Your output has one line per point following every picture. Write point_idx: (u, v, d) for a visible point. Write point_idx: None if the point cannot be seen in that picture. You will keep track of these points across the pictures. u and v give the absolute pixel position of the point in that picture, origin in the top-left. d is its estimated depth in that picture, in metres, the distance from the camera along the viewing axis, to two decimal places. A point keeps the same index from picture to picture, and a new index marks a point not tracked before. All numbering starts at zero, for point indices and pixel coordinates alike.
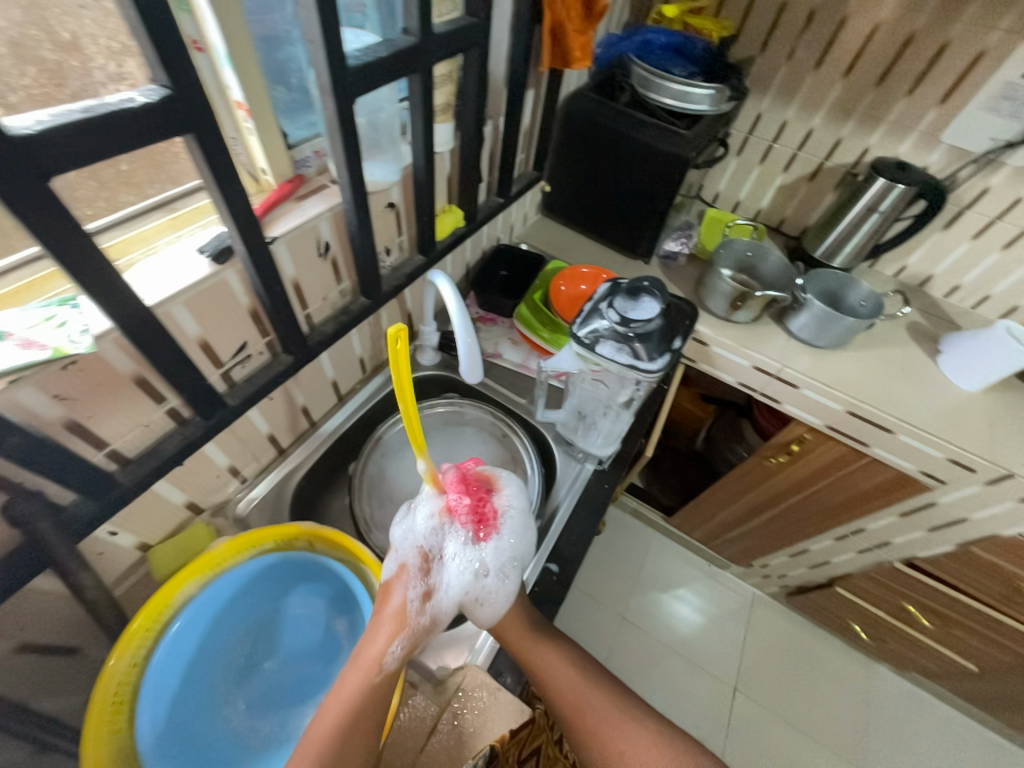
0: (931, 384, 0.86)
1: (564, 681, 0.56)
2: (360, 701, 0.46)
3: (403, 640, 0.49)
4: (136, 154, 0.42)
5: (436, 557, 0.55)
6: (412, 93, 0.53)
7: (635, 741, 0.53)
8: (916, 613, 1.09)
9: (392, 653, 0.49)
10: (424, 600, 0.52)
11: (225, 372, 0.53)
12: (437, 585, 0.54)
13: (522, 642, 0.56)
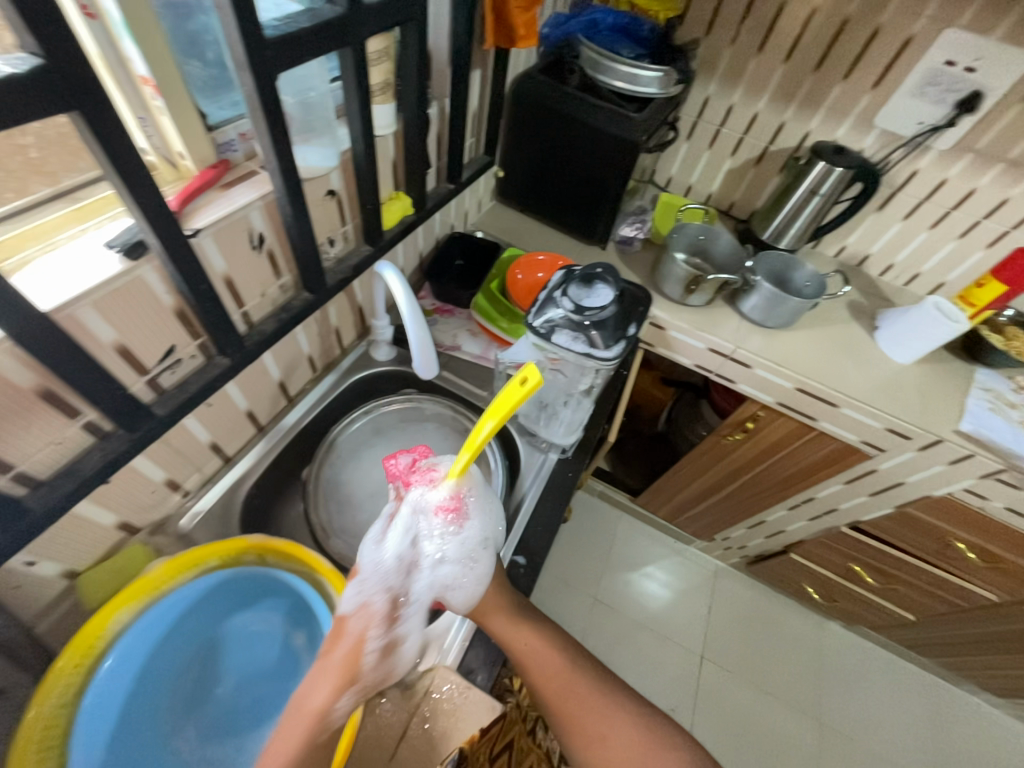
0: (870, 358, 0.91)
1: (549, 664, 0.55)
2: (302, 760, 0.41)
3: (353, 693, 0.45)
4: (44, 137, 0.37)
5: (402, 603, 0.50)
6: (345, 70, 0.49)
7: (618, 726, 0.53)
8: (861, 572, 1.17)
9: (341, 708, 0.44)
10: (385, 653, 0.48)
11: (151, 379, 0.48)
12: (401, 633, 0.49)
13: (508, 625, 0.55)
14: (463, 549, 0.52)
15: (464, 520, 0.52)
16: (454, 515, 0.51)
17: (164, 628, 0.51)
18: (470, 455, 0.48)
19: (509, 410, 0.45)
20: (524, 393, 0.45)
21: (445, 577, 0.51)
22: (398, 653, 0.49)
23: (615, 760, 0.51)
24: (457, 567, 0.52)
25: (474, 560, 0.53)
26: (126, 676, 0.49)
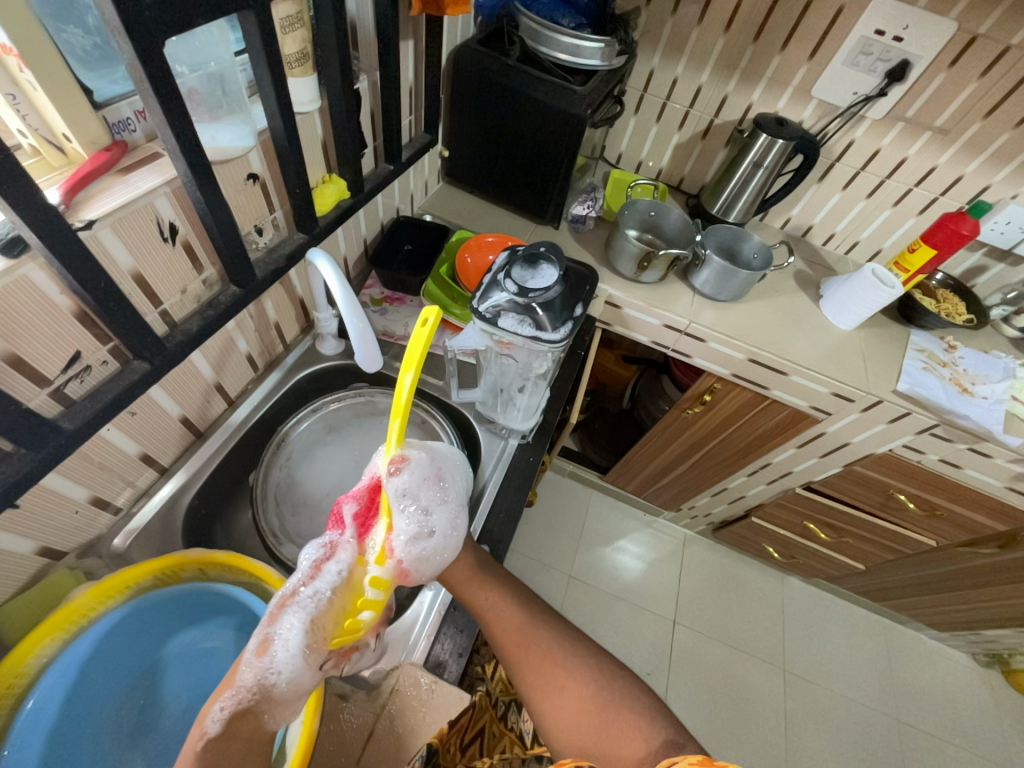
0: (816, 326, 0.94)
1: (508, 621, 0.55)
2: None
3: (227, 703, 0.38)
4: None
5: (297, 600, 0.42)
6: (250, 38, 0.44)
7: (576, 677, 0.51)
8: (816, 530, 1.24)
9: (216, 716, 0.37)
10: (261, 651, 0.39)
11: (56, 391, 0.44)
12: (282, 632, 0.40)
13: (467, 584, 0.56)
14: (447, 508, 0.53)
15: (442, 482, 0.55)
16: (431, 480, 0.54)
17: (97, 658, 0.47)
18: (400, 419, 0.47)
19: (423, 352, 0.45)
20: (429, 330, 0.45)
21: (440, 540, 0.51)
22: (274, 657, 0.39)
23: (571, 710, 0.49)
24: (445, 528, 0.52)
25: (459, 519, 0.54)
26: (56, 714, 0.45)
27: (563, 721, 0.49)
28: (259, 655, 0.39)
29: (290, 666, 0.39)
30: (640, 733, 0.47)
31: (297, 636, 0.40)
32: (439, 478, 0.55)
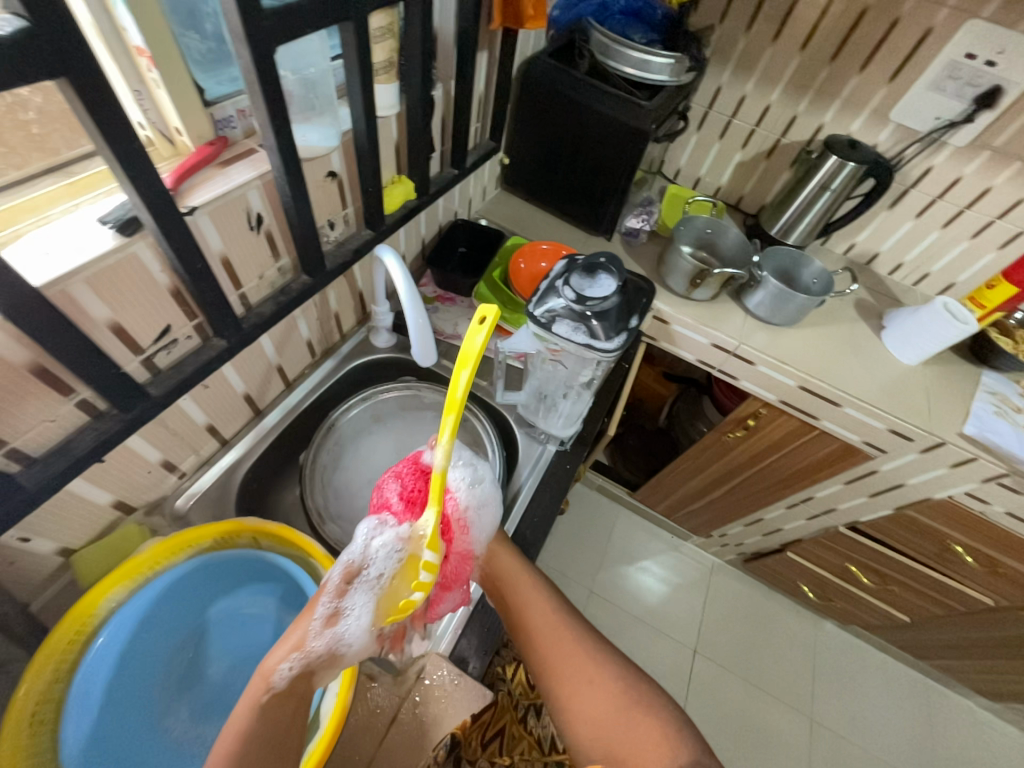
0: (876, 359, 0.90)
1: (540, 611, 0.56)
2: (256, 735, 0.37)
3: (294, 661, 0.40)
4: (45, 112, 0.37)
5: (361, 579, 0.44)
6: (346, 47, 0.47)
7: (604, 673, 0.52)
8: (857, 573, 1.17)
9: (283, 672, 0.40)
10: (329, 623, 0.42)
11: (146, 359, 0.48)
12: (350, 608, 0.43)
13: (502, 571, 0.57)
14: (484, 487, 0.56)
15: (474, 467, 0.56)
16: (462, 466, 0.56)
17: (157, 609, 0.51)
18: (455, 417, 0.44)
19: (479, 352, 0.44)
20: (486, 330, 0.44)
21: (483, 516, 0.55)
22: (343, 628, 0.42)
23: (599, 704, 0.50)
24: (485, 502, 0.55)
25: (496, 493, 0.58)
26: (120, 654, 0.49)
27: (591, 715, 0.50)
28: (329, 627, 0.42)
29: (358, 637, 0.43)
30: (664, 740, 0.46)
31: (364, 612, 0.43)
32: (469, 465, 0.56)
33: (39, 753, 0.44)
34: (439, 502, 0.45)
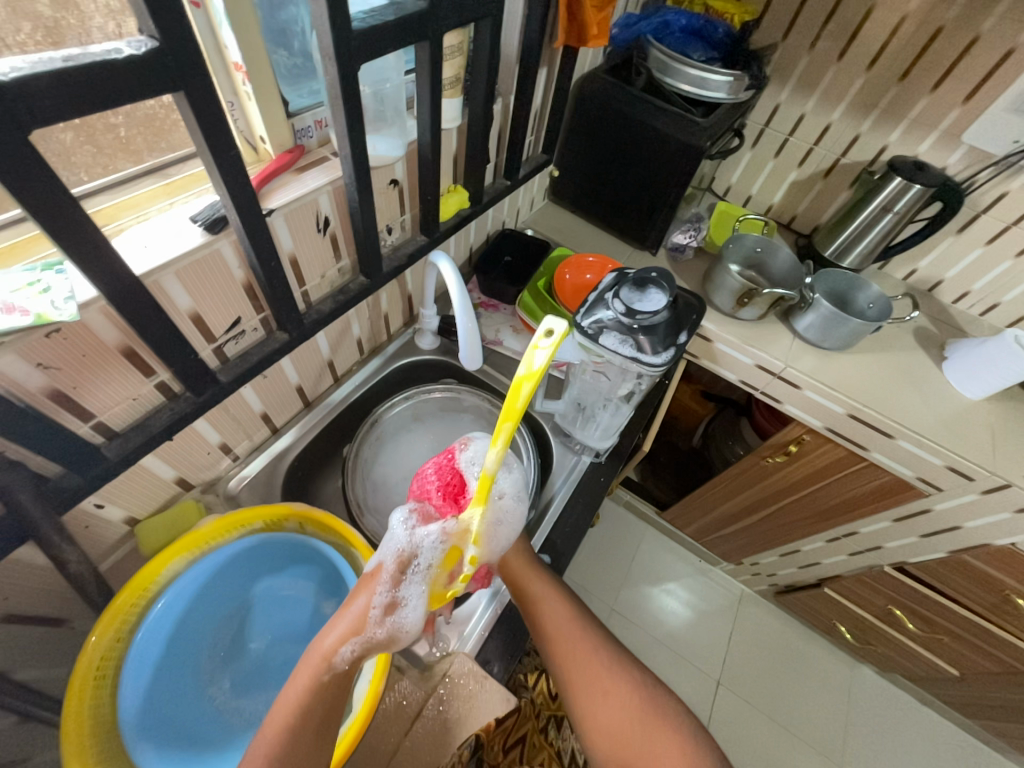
0: (935, 391, 0.85)
1: (555, 620, 0.55)
2: (313, 706, 0.41)
3: (355, 644, 0.42)
4: (132, 117, 0.41)
5: (414, 569, 0.46)
6: (420, 63, 0.50)
7: (618, 686, 0.51)
8: (902, 617, 1.10)
9: (345, 653, 0.42)
10: (389, 612, 0.44)
11: (218, 347, 0.52)
12: (405, 598, 0.45)
13: (518, 575, 0.57)
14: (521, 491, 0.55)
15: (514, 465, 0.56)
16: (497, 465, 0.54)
17: (210, 582, 0.55)
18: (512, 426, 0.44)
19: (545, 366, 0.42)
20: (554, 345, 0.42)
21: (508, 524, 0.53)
22: (401, 616, 0.44)
23: (613, 717, 0.50)
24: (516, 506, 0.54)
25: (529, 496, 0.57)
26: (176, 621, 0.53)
27: (603, 727, 0.50)
28: (388, 616, 0.43)
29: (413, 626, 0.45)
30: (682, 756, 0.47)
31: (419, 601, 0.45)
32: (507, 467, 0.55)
33: (103, 701, 0.48)
34: (484, 501, 0.47)
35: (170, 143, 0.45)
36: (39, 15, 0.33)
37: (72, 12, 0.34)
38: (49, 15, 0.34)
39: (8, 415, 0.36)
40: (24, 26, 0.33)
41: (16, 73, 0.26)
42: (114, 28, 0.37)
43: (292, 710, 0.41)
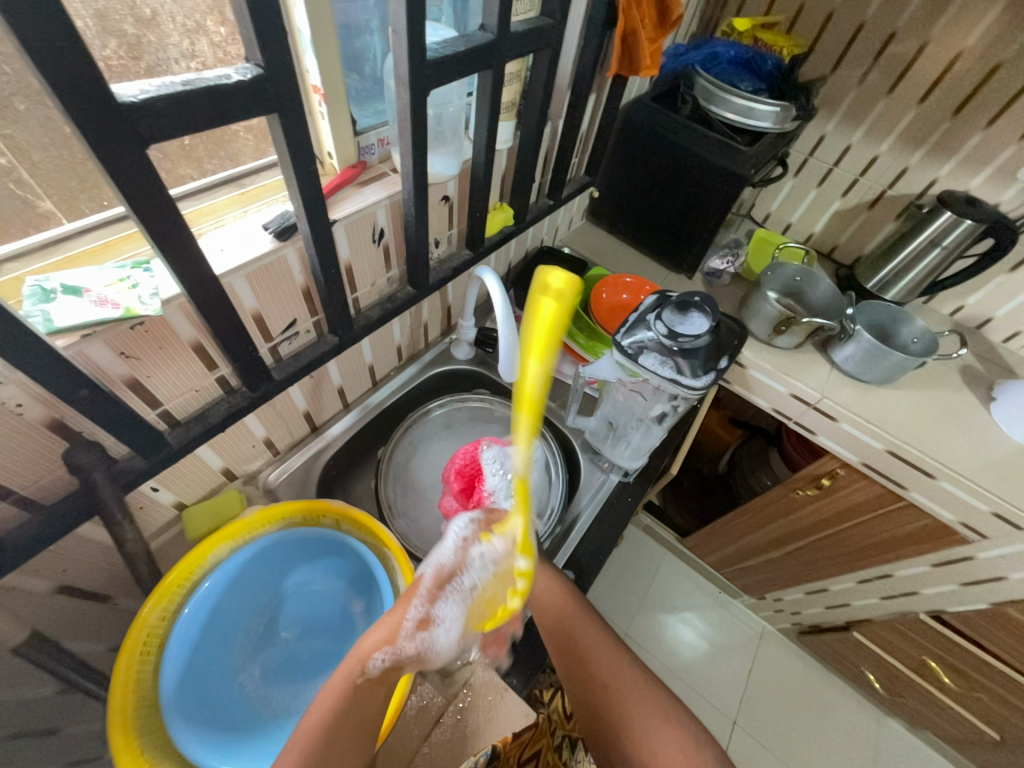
0: (981, 433, 0.82)
1: (566, 614, 0.58)
2: (345, 705, 0.42)
3: (388, 656, 0.43)
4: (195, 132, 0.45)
5: (453, 586, 0.47)
6: (481, 90, 0.53)
7: (619, 664, 0.57)
8: (936, 670, 1.03)
9: (377, 661, 0.43)
10: (423, 626, 0.44)
11: (273, 346, 0.55)
12: (440, 615, 0.45)
13: (530, 573, 0.59)
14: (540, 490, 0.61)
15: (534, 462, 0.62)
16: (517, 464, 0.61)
17: (251, 569, 0.59)
18: (530, 408, 0.52)
19: (545, 334, 0.54)
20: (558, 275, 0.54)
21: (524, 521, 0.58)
22: (436, 630, 0.44)
23: (612, 705, 0.54)
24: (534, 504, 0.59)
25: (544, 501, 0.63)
26: (217, 604, 0.56)
27: (602, 699, 0.55)
28: (422, 628, 0.44)
29: (444, 644, 0.44)
30: (679, 748, 0.51)
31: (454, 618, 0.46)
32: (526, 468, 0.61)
33: (143, 676, 0.51)
34: (525, 509, 0.51)
35: (229, 153, 0.49)
36: (126, 33, 0.36)
37: (154, 31, 0.38)
38: (134, 34, 0.37)
39: (93, 399, 0.39)
40: (112, 43, 0.36)
41: (143, 96, 0.30)
42: (189, 46, 0.40)
43: (327, 705, 0.42)
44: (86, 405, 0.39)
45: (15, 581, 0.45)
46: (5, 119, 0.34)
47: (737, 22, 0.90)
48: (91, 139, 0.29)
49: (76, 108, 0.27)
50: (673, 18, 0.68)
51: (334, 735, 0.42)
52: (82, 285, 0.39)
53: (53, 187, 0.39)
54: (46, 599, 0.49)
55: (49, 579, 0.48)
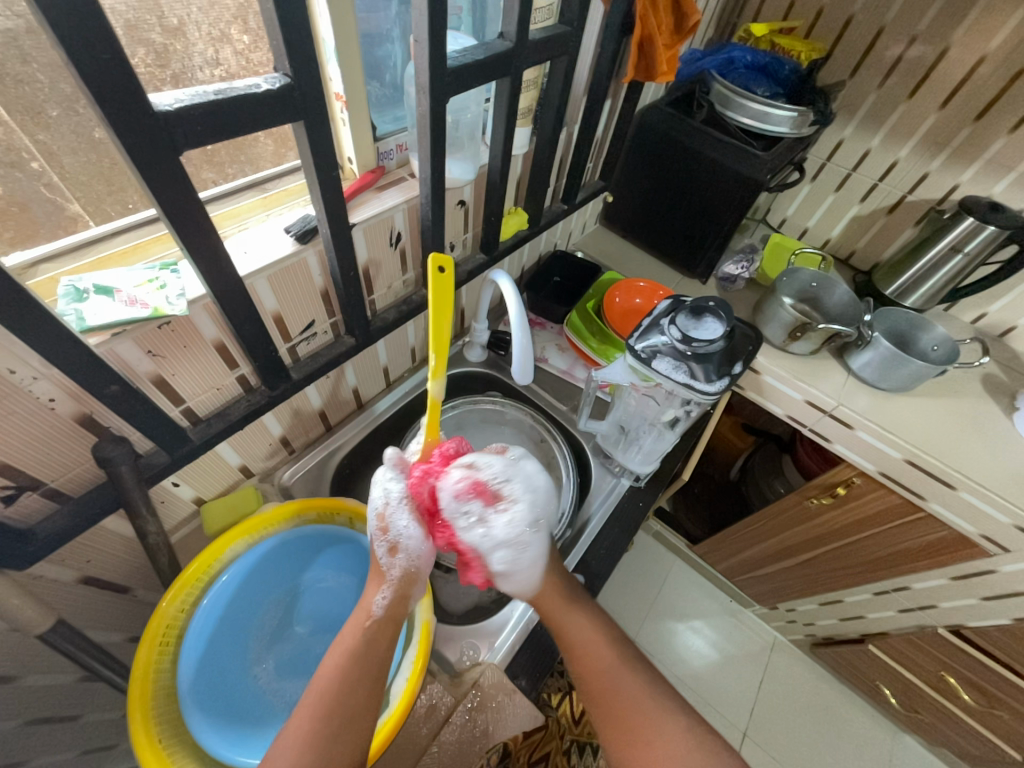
0: (1004, 443, 0.80)
1: (601, 664, 0.52)
2: (360, 647, 0.49)
3: (386, 591, 0.52)
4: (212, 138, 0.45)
5: (389, 514, 0.53)
6: (499, 97, 0.54)
7: (667, 737, 0.48)
8: (955, 687, 1.00)
9: (381, 602, 0.51)
10: (394, 551, 0.52)
11: (292, 346, 0.56)
12: (399, 536, 0.52)
13: (565, 613, 0.54)
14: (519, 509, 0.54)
15: (483, 464, 0.54)
16: (478, 490, 0.53)
17: (267, 566, 0.61)
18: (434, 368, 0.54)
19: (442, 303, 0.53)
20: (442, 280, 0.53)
21: (504, 556, 0.53)
22: (407, 551, 0.52)
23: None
24: (518, 528, 0.53)
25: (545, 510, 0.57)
26: (234, 599, 0.58)
27: None
28: (395, 555, 0.52)
29: (423, 555, 0.53)
30: None
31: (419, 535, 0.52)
32: (492, 489, 0.53)
33: (162, 669, 0.53)
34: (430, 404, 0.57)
35: (247, 157, 0.50)
36: (150, 41, 0.38)
37: (179, 40, 0.39)
38: (158, 41, 0.38)
39: (123, 395, 0.40)
40: (138, 51, 0.37)
41: (176, 104, 0.31)
42: (212, 54, 0.42)
43: (343, 648, 0.49)
44: (115, 401, 0.40)
45: (43, 569, 0.47)
46: (39, 124, 0.35)
47: (754, 27, 0.90)
48: (128, 145, 0.30)
49: (114, 115, 0.29)
50: (690, 24, 0.68)
51: (346, 679, 0.46)
52: (114, 286, 0.40)
53: (81, 189, 0.40)
54: (70, 588, 0.51)
55: (74, 569, 0.50)
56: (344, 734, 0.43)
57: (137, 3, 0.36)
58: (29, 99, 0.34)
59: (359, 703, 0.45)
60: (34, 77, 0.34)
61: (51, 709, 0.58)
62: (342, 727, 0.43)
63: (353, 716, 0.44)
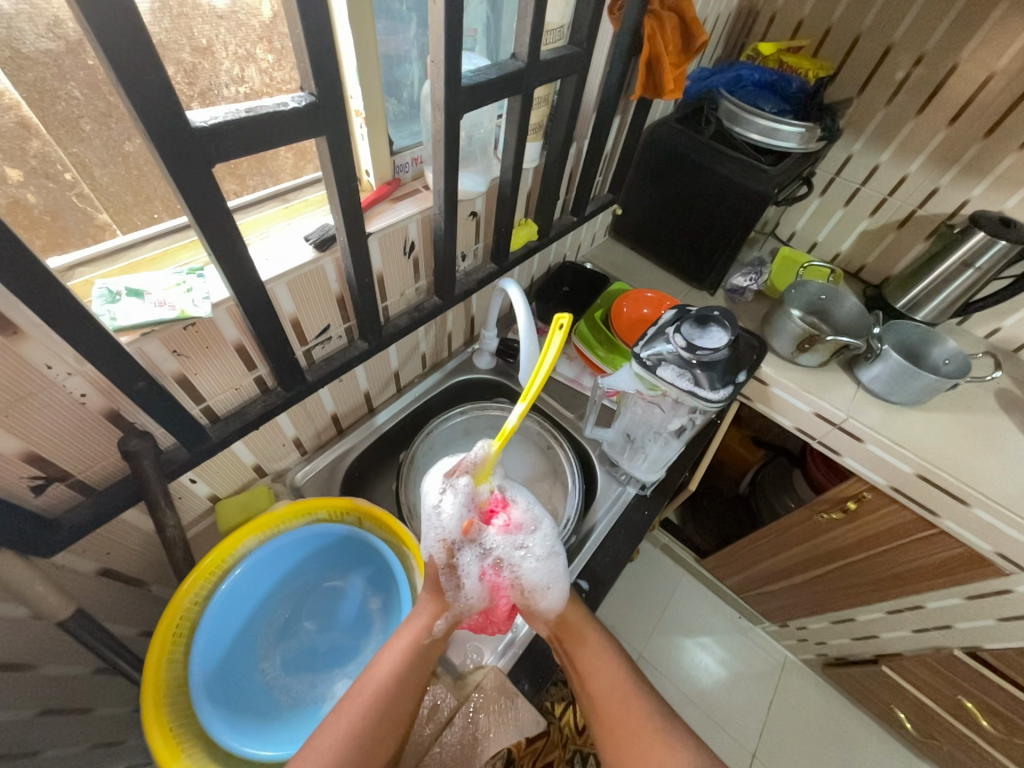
0: (1018, 459, 0.79)
1: (607, 688, 0.54)
2: (414, 662, 0.51)
3: (447, 617, 0.54)
4: None
5: (450, 530, 0.55)
6: (511, 113, 0.56)
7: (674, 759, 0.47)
8: (973, 713, 0.96)
9: (439, 626, 0.53)
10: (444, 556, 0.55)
11: (307, 350, 0.58)
12: (452, 547, 0.55)
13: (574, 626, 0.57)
14: (547, 524, 0.57)
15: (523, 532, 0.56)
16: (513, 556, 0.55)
17: (277, 561, 0.62)
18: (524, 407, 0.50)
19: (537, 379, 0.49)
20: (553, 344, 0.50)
21: (536, 568, 0.54)
22: (456, 565, 0.54)
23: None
24: (558, 538, 0.57)
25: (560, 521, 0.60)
26: (243, 589, 0.59)
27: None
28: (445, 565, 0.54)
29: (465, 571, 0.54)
30: None
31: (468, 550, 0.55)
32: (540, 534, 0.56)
33: (173, 661, 0.54)
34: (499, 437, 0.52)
35: (269, 171, 0.52)
36: (181, 60, 0.40)
37: (208, 59, 0.42)
38: (189, 61, 0.41)
39: (149, 391, 0.42)
40: (171, 70, 0.40)
41: (212, 121, 0.33)
42: (237, 72, 0.44)
43: (399, 659, 0.51)
44: (143, 397, 0.42)
45: (65, 559, 0.49)
46: (74, 137, 0.38)
47: (762, 46, 0.91)
48: (164, 157, 0.32)
49: (155, 133, 0.31)
50: (698, 44, 0.70)
51: (399, 686, 0.49)
52: (145, 288, 0.43)
53: (109, 200, 0.43)
54: (90, 580, 0.53)
55: (94, 561, 0.52)
56: (384, 733, 0.47)
57: (170, 25, 0.39)
58: (65, 112, 0.36)
59: (402, 712, 0.48)
60: (71, 93, 0.36)
61: (65, 700, 0.59)
62: (381, 732, 0.47)
63: (391, 723, 0.48)
